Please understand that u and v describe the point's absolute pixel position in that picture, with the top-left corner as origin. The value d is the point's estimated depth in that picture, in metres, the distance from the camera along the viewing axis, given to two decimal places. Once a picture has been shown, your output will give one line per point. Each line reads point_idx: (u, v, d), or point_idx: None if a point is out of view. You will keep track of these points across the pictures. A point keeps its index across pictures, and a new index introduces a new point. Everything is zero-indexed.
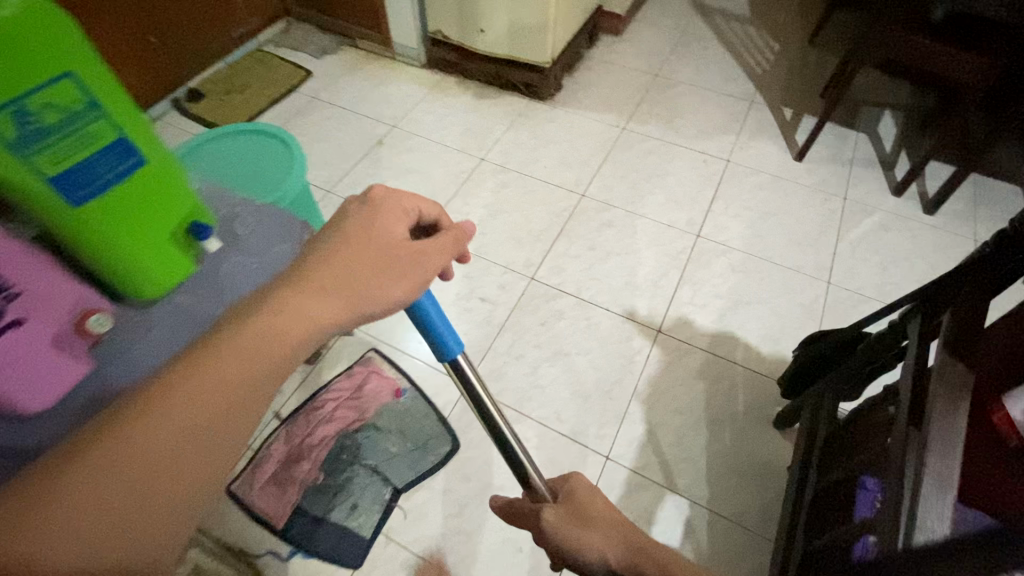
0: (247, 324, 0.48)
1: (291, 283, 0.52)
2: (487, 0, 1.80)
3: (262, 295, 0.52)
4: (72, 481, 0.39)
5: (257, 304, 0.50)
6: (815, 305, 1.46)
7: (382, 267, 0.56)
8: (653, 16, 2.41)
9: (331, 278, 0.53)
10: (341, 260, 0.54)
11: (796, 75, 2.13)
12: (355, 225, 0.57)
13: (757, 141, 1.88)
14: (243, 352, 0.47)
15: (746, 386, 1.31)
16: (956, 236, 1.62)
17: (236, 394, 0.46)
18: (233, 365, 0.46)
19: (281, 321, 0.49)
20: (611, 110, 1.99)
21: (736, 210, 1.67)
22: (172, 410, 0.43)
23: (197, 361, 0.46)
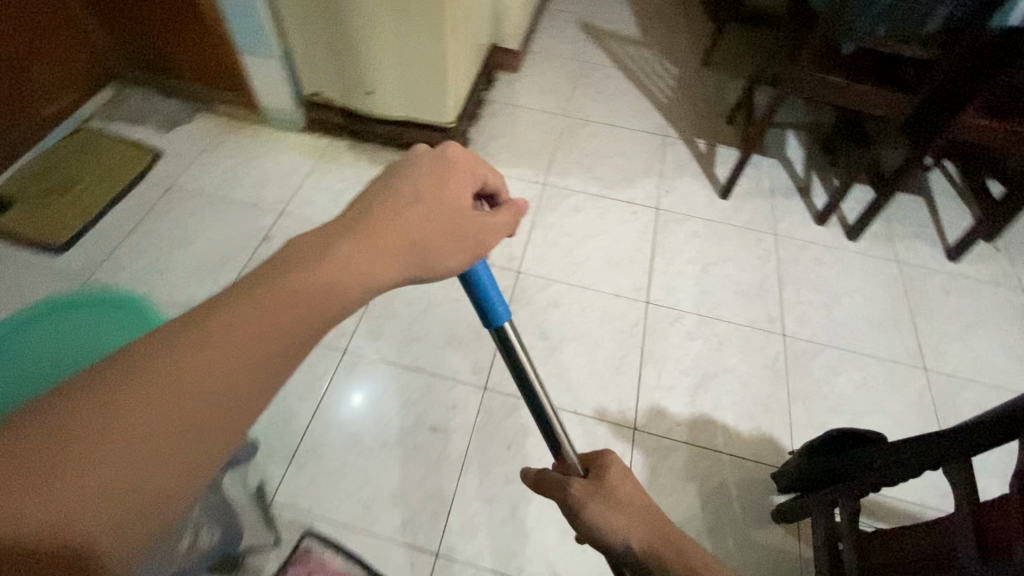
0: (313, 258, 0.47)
1: (359, 232, 0.51)
2: (371, 62, 1.55)
3: (330, 232, 0.50)
4: (114, 398, 0.35)
5: (324, 249, 0.48)
6: (777, 362, 1.40)
7: (448, 239, 0.56)
8: (546, 46, 2.27)
9: (395, 237, 0.52)
10: (405, 216, 0.54)
11: (700, 99, 2.10)
12: (426, 186, 0.56)
13: (681, 181, 1.81)
14: (314, 288, 0.45)
15: (736, 477, 1.22)
16: (881, 260, 1.65)
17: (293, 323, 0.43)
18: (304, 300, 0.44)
19: (349, 262, 0.48)
20: (526, 164, 1.82)
21: (678, 265, 1.58)
22: (229, 329, 0.40)
23: (258, 286, 0.43)
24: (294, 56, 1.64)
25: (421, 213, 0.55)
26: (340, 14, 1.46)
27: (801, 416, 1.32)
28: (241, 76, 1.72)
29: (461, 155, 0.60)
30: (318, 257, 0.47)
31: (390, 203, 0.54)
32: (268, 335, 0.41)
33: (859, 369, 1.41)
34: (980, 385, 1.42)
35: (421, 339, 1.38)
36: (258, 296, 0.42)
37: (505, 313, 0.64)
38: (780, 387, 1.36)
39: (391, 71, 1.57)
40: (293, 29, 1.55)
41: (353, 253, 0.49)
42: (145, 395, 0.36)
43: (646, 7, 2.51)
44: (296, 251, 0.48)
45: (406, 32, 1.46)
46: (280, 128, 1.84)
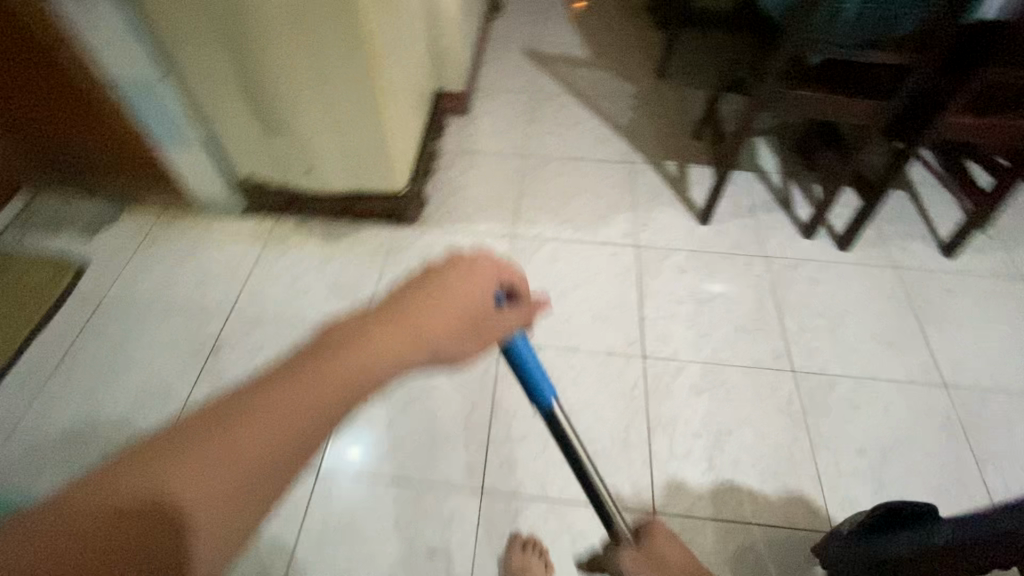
0: (355, 335, 0.47)
1: (391, 314, 0.49)
2: (307, 138, 1.43)
3: (370, 313, 0.50)
4: (168, 462, 0.38)
5: (365, 325, 0.48)
6: (792, 404, 1.29)
7: (472, 336, 0.53)
8: (493, 82, 2.15)
9: (423, 322, 0.50)
10: (432, 301, 0.51)
11: (662, 116, 2.00)
12: (457, 281, 0.52)
13: (656, 211, 1.70)
14: (352, 366, 0.45)
15: (771, 550, 1.10)
16: (878, 267, 1.56)
17: (339, 389, 0.43)
18: (341, 375, 0.44)
19: (386, 341, 0.47)
20: (490, 217, 1.70)
21: (669, 308, 1.47)
22: (289, 387, 0.42)
23: (312, 354, 0.45)
24: (225, 137, 1.50)
25: (448, 297, 0.52)
26: (267, 90, 1.33)
27: (828, 463, 1.21)
28: (163, 168, 1.54)
29: (488, 259, 0.55)
30: (359, 334, 0.47)
31: (422, 288, 0.52)
32: (318, 398, 0.42)
33: (880, 398, 1.31)
34: (1006, 393, 1.33)
35: (403, 442, 1.23)
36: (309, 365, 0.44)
37: (551, 392, 0.62)
38: (800, 433, 1.25)
39: (331, 142, 1.43)
40: (219, 109, 1.42)
41: (389, 327, 0.48)
42: (217, 437, 0.39)
43: (591, 25, 2.41)
44: (341, 328, 0.47)
45: (340, 102, 1.33)
46: (217, 216, 1.68)
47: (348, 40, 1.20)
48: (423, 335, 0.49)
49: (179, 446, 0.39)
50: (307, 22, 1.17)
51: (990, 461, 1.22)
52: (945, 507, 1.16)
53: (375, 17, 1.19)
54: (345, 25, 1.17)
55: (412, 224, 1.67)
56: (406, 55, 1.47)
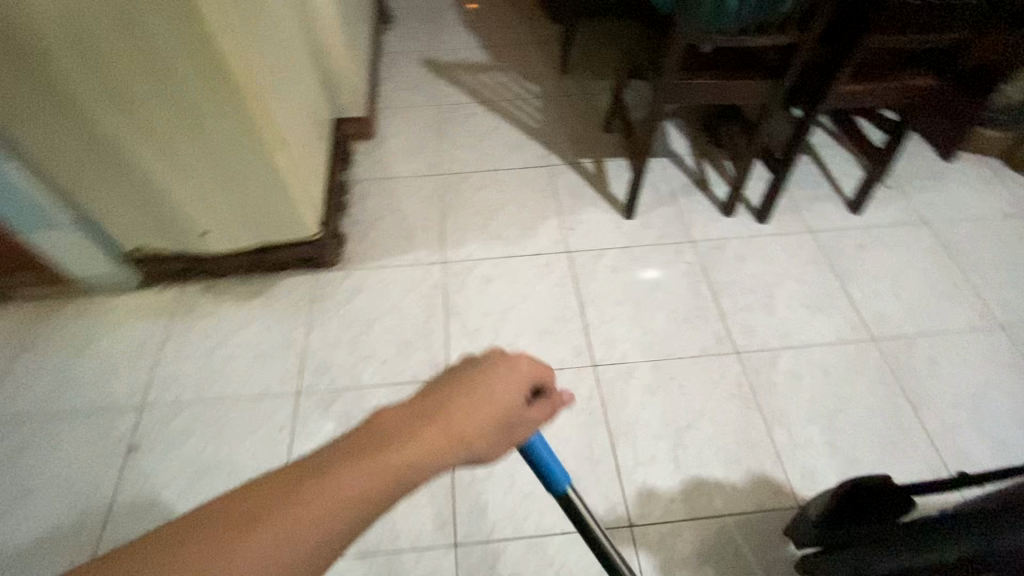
0: (401, 431, 0.46)
1: (435, 411, 0.49)
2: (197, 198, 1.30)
3: (414, 405, 0.49)
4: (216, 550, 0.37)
5: (412, 419, 0.47)
6: (742, 386, 1.32)
7: (503, 435, 0.52)
8: (395, 99, 2.06)
9: (462, 422, 0.49)
10: (472, 398, 0.50)
11: (571, 112, 1.98)
12: (497, 380, 0.52)
13: (582, 212, 1.69)
14: (398, 468, 0.44)
15: (747, 537, 1.12)
16: (796, 233, 1.62)
17: (377, 488, 0.42)
18: (389, 472, 0.43)
19: (427, 439, 0.46)
20: (416, 245, 1.62)
21: (610, 310, 1.46)
22: (333, 479, 0.42)
23: (359, 442, 0.45)
24: (100, 215, 1.33)
25: (486, 397, 0.51)
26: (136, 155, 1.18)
27: (784, 438, 1.24)
28: (33, 252, 1.37)
29: (528, 360, 0.55)
30: (403, 430, 0.46)
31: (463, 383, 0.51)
32: (360, 493, 0.42)
33: (819, 363, 1.36)
34: (926, 336, 1.41)
35: None
36: (354, 456, 0.43)
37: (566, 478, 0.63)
38: (753, 414, 1.28)
39: (225, 197, 1.31)
40: (88, 188, 1.26)
41: (429, 422, 0.47)
42: (268, 526, 0.39)
43: (486, 26, 2.36)
44: (390, 422, 0.47)
45: (227, 153, 1.21)
46: (111, 292, 1.50)
47: (221, 88, 1.08)
48: (458, 435, 0.48)
49: (218, 528, 0.39)
50: (168, 75, 1.05)
51: (924, 405, 1.30)
52: (894, 458, 1.22)
53: (246, 58, 1.08)
54: (215, 73, 1.05)
55: (334, 266, 1.57)
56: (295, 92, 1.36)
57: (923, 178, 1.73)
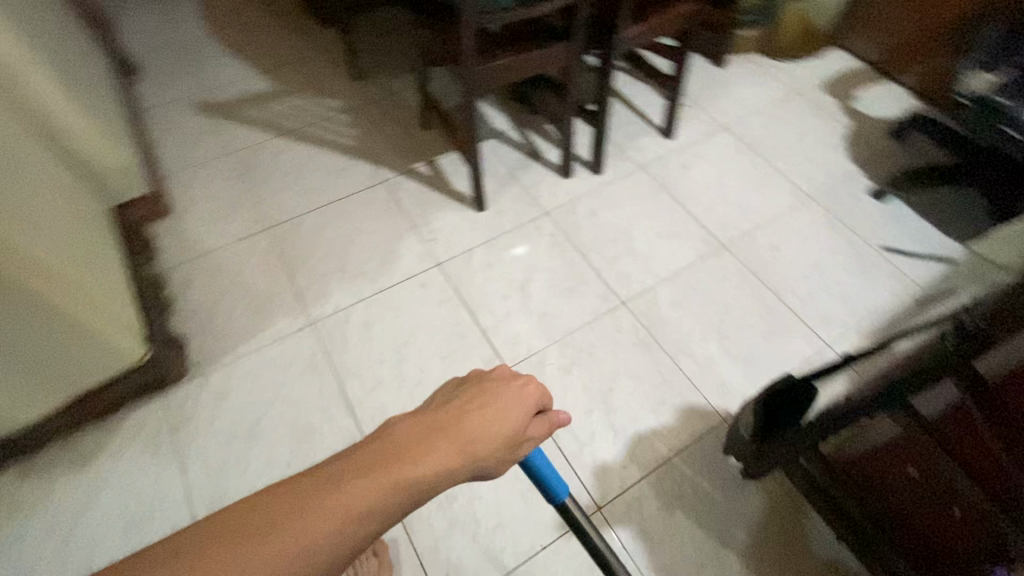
0: (431, 437, 0.48)
1: (447, 426, 0.50)
2: None
3: (438, 415, 0.51)
4: (237, 546, 0.38)
5: (425, 428, 0.49)
6: (641, 331, 1.38)
7: (509, 454, 0.54)
8: (181, 160, 1.76)
9: (470, 438, 0.50)
10: (477, 416, 0.52)
11: (384, 118, 1.86)
12: (509, 397, 0.55)
13: (435, 219, 1.61)
14: (416, 475, 0.45)
15: (696, 467, 1.19)
16: (631, 172, 1.69)
17: (407, 492, 0.44)
18: (405, 475, 0.44)
19: (444, 451, 0.48)
20: (272, 318, 1.43)
21: (501, 309, 1.43)
22: (370, 477, 0.43)
23: (394, 444, 0.47)
24: None
25: (491, 416, 0.53)
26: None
27: (691, 363, 1.33)
28: None
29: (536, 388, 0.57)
30: (432, 436, 0.48)
31: (469, 401, 0.53)
32: (379, 505, 0.42)
33: (694, 284, 1.46)
34: (763, 226, 1.59)
35: None
36: (387, 461, 0.45)
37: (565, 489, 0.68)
38: (659, 354, 1.34)
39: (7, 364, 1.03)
40: None
41: (451, 430, 0.50)
42: (291, 522, 0.40)
43: (256, 50, 2.11)
44: (408, 432, 0.48)
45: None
46: None
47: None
48: (476, 447, 0.50)
49: (261, 524, 0.40)
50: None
51: (781, 288, 1.47)
52: (777, 343, 1.38)
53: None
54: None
55: (184, 378, 1.32)
56: (49, 204, 1.09)
57: (711, 89, 1.92)
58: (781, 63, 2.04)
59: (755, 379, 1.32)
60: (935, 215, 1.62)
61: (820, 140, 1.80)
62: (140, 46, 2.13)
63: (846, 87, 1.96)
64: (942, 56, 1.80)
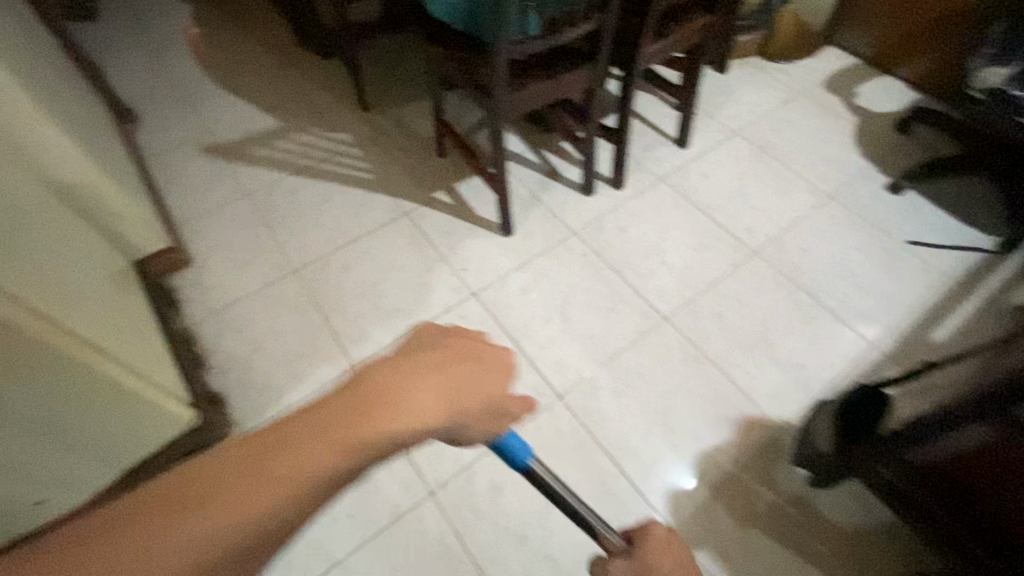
0: (396, 391, 0.42)
1: (413, 377, 0.44)
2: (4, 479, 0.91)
3: (410, 363, 0.45)
4: (169, 514, 0.34)
5: (389, 377, 0.43)
6: (687, 347, 1.38)
7: (489, 417, 0.48)
8: (193, 207, 1.72)
9: (440, 397, 0.44)
10: (451, 372, 0.46)
11: (396, 148, 1.83)
12: (489, 355, 0.48)
13: (463, 247, 1.59)
14: (371, 434, 0.39)
15: (762, 480, 1.20)
16: (653, 184, 1.69)
17: (358, 455, 0.39)
18: (358, 435, 0.39)
19: (408, 405, 0.42)
20: (312, 365, 1.39)
21: (543, 335, 1.41)
22: (315, 437, 0.38)
23: (346, 404, 0.41)
24: None
25: (467, 373, 0.47)
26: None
27: (742, 376, 1.34)
28: None
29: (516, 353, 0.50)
30: (398, 390, 0.42)
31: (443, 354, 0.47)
32: (332, 467, 0.38)
33: (730, 294, 1.47)
34: (788, 229, 1.60)
35: None
36: (343, 419, 0.39)
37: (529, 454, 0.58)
38: (708, 368, 1.34)
39: (62, 450, 0.98)
40: None
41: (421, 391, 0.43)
42: (231, 487, 0.36)
43: (254, 88, 2.07)
44: (368, 384, 0.42)
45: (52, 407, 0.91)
46: None
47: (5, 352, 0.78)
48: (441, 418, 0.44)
49: (203, 489, 0.36)
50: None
51: (816, 290, 1.49)
52: (821, 346, 1.39)
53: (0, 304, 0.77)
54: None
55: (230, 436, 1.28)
56: (75, 277, 1.02)
57: (717, 96, 1.94)
58: (780, 63, 2.07)
59: (805, 385, 1.33)
60: (950, 206, 1.66)
61: (830, 139, 1.83)
62: (133, 91, 2.07)
63: (847, 83, 1.99)
64: (938, 48, 1.84)
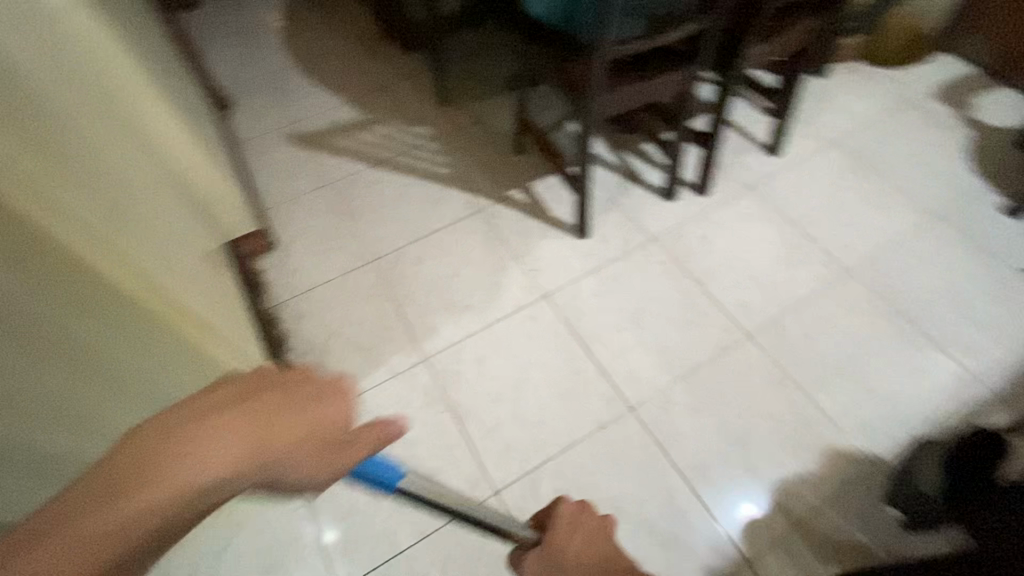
0: (178, 452, 0.34)
1: (199, 432, 0.36)
2: None
3: (206, 411, 0.37)
4: None
5: (166, 435, 0.35)
6: (769, 368, 1.31)
7: (321, 460, 0.42)
8: (281, 193, 1.79)
9: (239, 451, 0.37)
10: (261, 419, 0.38)
11: (473, 144, 1.84)
12: (310, 398, 0.41)
13: (537, 247, 1.57)
14: (142, 511, 0.32)
15: (849, 518, 1.12)
16: (739, 194, 1.62)
17: (122, 541, 0.32)
18: (120, 517, 0.32)
19: (195, 470, 0.34)
20: (386, 355, 1.42)
21: (616, 342, 1.38)
22: (64, 527, 0.31)
23: (107, 473, 0.33)
24: None
25: (284, 418, 0.40)
26: None
27: (829, 403, 1.26)
28: None
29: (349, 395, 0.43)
30: (181, 448, 0.34)
31: (255, 399, 0.39)
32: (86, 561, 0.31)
33: (819, 315, 1.38)
34: (888, 249, 1.49)
35: None
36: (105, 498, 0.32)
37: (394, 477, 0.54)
38: (791, 392, 1.27)
39: None
40: None
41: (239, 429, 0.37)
42: None
43: (340, 80, 2.13)
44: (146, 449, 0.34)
45: None
46: None
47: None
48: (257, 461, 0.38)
49: None
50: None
51: (917, 316, 1.37)
52: (920, 378, 1.28)
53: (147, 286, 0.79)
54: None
55: None
56: (183, 254, 1.08)
57: (813, 103, 1.83)
58: (885, 70, 1.93)
59: (901, 420, 1.23)
60: None
61: (937, 153, 1.69)
62: (231, 79, 2.18)
63: (959, 93, 1.84)
64: None
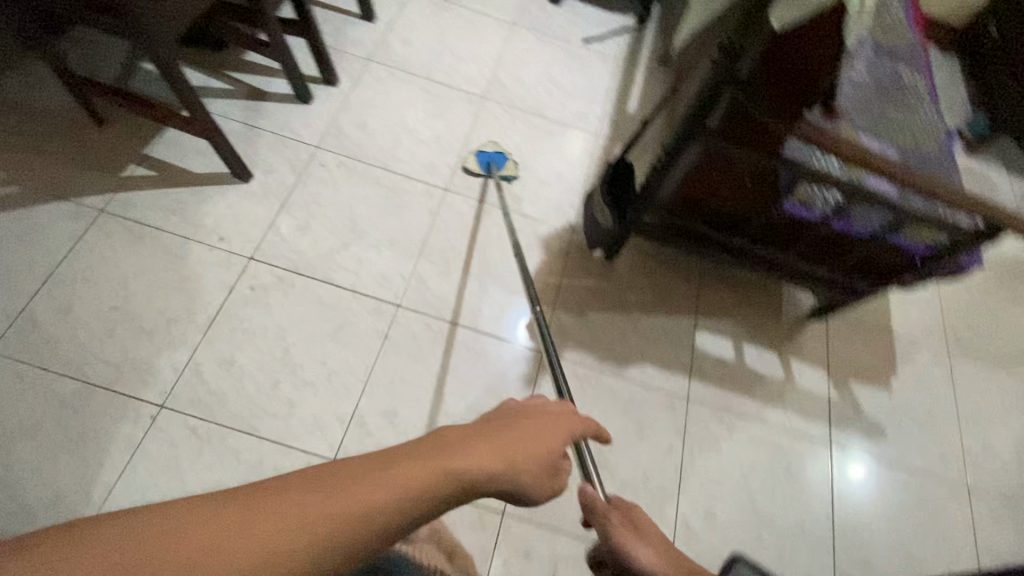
0: (471, 453, 0.45)
1: (500, 436, 0.49)
2: None
3: (497, 443, 0.48)
4: (312, 495, 0.36)
5: (491, 462, 0.46)
6: (476, 204, 1.47)
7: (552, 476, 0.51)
8: None
9: (529, 445, 0.50)
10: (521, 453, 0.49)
11: (26, 140, 1.34)
12: (549, 437, 0.52)
13: (204, 218, 1.33)
14: (405, 477, 0.40)
15: (580, 274, 1.43)
16: (364, 69, 1.61)
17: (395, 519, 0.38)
18: (348, 498, 0.37)
19: (513, 452, 0.48)
20: (109, 432, 1.11)
21: (348, 260, 1.35)
22: (369, 489, 0.38)
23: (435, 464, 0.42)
24: None
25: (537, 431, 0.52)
26: None
27: (528, 206, 1.50)
28: None
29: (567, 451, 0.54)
30: (491, 460, 0.46)
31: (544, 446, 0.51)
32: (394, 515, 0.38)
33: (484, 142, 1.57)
34: (498, 66, 1.72)
35: None
36: (426, 474, 0.41)
37: None
38: (502, 213, 1.48)
39: None
40: None
41: (470, 446, 0.46)
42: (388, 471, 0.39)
43: None
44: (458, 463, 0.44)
45: None
46: None
47: None
48: (472, 469, 0.44)
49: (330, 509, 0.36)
50: None
51: (543, 107, 1.68)
52: (568, 151, 1.61)
53: None
54: None
55: None
56: None
57: None
58: None
59: (572, 188, 1.56)
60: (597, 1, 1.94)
61: None
62: None
63: None
64: None
